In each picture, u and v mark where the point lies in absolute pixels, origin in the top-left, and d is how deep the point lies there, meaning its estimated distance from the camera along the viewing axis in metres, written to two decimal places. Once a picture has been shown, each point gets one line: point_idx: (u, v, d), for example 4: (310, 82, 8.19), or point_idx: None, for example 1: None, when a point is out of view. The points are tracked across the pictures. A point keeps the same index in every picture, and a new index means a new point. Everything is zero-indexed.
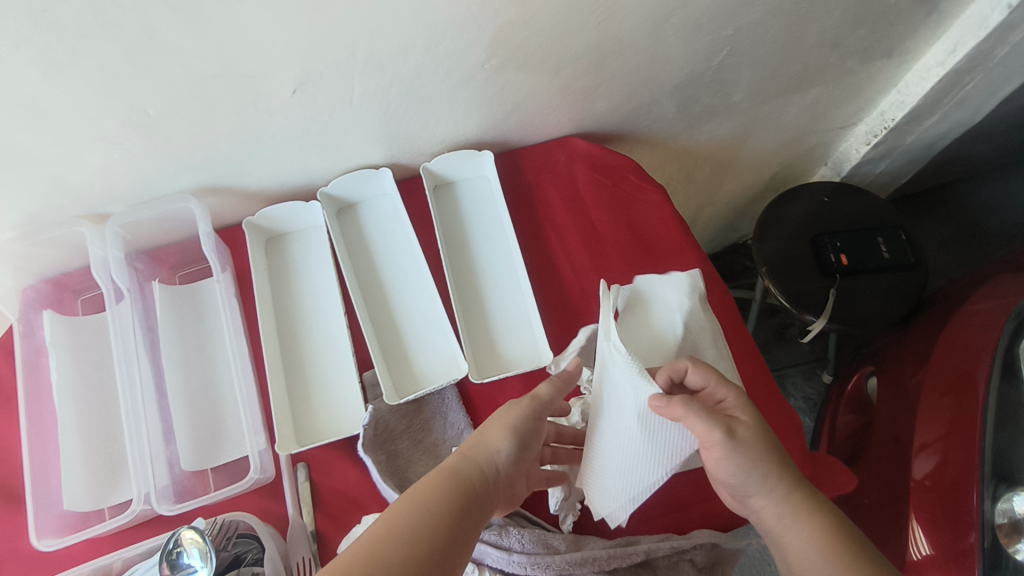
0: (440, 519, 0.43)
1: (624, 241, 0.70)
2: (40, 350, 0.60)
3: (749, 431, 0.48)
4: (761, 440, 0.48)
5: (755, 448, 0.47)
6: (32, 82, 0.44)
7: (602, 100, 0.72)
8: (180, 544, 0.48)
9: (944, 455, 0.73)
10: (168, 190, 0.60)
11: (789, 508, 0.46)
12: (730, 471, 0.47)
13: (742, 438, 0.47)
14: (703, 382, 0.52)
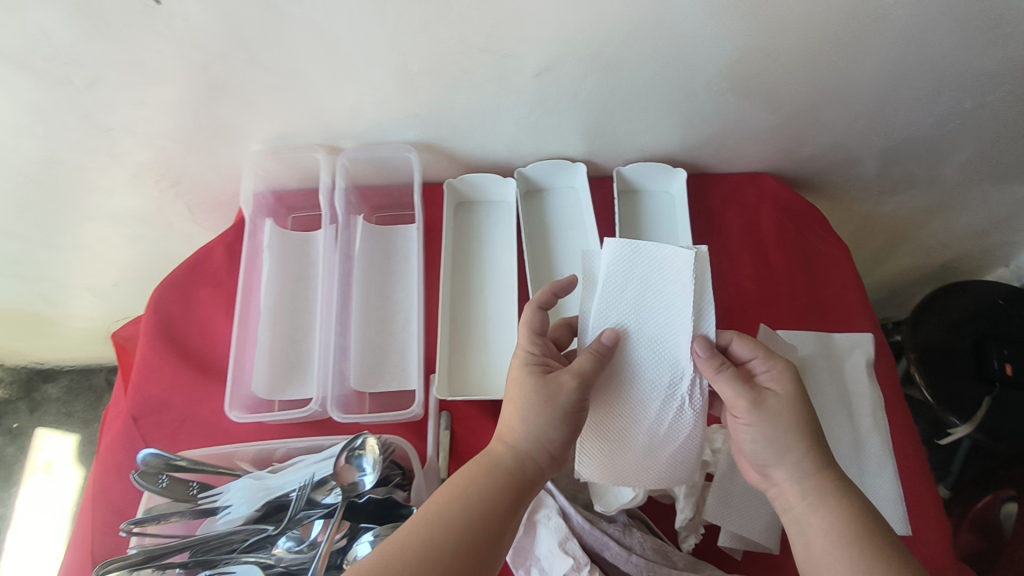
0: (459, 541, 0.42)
1: (797, 287, 0.69)
2: (258, 251, 0.69)
3: (778, 404, 0.48)
4: (786, 419, 0.47)
5: (778, 422, 0.47)
6: (339, 24, 0.50)
7: (807, 144, 0.71)
8: (363, 446, 0.54)
9: None
10: (396, 140, 0.67)
11: (807, 491, 0.46)
12: (753, 440, 0.49)
13: (757, 410, 0.48)
14: (750, 355, 0.50)
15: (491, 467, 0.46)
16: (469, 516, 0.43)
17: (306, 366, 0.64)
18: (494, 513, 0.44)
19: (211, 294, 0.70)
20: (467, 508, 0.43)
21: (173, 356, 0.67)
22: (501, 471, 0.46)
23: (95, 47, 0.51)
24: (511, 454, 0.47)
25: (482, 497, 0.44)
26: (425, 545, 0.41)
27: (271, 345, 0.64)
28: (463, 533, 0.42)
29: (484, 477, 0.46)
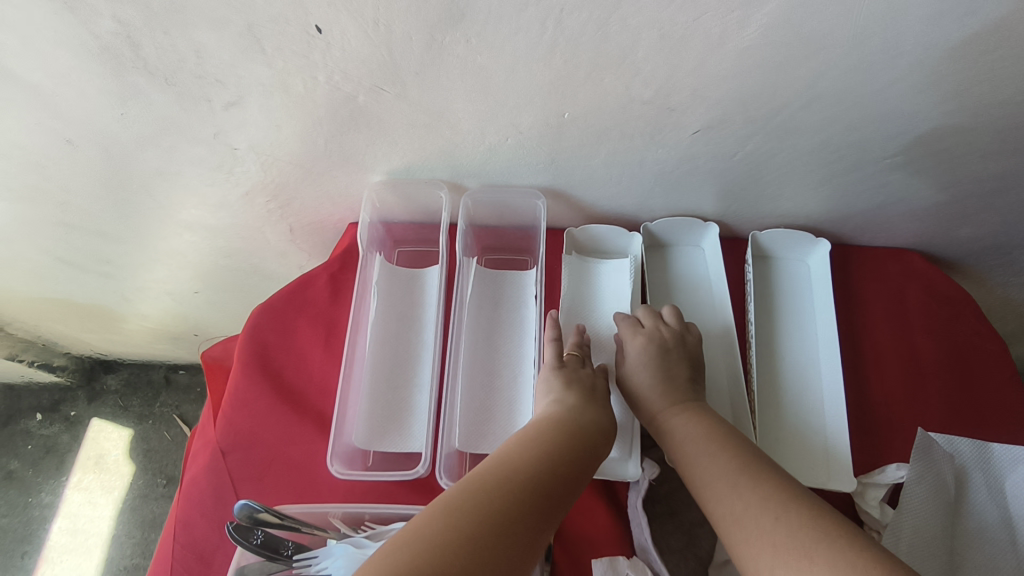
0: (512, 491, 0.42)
1: (951, 384, 0.62)
2: (366, 285, 0.65)
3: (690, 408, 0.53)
4: (688, 418, 0.52)
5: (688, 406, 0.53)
6: (504, 65, 0.47)
7: (967, 226, 0.65)
8: None
9: None
10: (524, 184, 0.63)
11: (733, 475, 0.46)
12: (670, 432, 0.52)
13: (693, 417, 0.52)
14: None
15: (537, 441, 0.47)
16: (523, 479, 0.43)
17: (406, 418, 0.60)
18: (547, 482, 0.44)
19: (310, 326, 0.67)
20: (518, 474, 0.43)
21: (268, 388, 0.63)
22: (550, 447, 0.47)
23: (244, 68, 0.49)
24: (556, 433, 0.48)
25: (532, 467, 0.44)
26: (477, 511, 0.39)
27: (371, 391, 0.60)
28: (518, 498, 0.41)
29: (533, 449, 0.46)
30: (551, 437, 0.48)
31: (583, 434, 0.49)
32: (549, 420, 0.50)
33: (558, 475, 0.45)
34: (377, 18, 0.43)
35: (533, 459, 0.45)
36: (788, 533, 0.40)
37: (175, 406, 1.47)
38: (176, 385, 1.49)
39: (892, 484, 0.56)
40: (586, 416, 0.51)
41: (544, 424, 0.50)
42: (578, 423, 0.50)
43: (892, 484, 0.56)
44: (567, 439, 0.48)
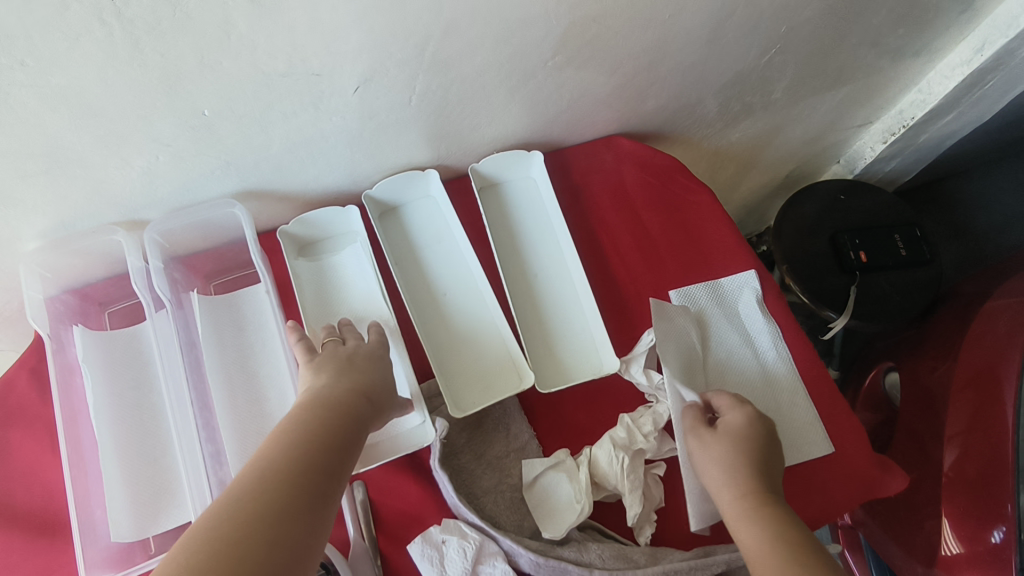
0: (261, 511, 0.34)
1: (676, 244, 0.69)
2: (72, 368, 0.56)
3: (710, 445, 0.51)
4: (718, 452, 0.50)
5: (721, 450, 0.50)
6: (90, 80, 0.40)
7: (651, 98, 0.70)
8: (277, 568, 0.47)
9: (964, 447, 0.71)
10: (212, 196, 0.56)
11: (741, 514, 0.46)
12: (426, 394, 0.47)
13: (726, 472, 0.49)
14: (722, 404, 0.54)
15: (292, 433, 0.40)
16: (279, 486, 0.36)
17: (175, 486, 0.54)
18: (312, 477, 0.38)
19: (29, 435, 0.56)
20: (274, 483, 0.36)
21: (1, 524, 0.53)
22: (310, 437, 0.40)
23: None
24: (317, 418, 0.42)
25: (292, 473, 0.37)
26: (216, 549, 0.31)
27: (122, 478, 0.53)
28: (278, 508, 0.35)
29: (293, 453, 0.39)
30: (313, 423, 0.41)
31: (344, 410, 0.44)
32: (307, 406, 0.43)
33: (324, 464, 0.39)
34: None
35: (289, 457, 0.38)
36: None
37: None
38: None
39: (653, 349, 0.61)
40: (343, 390, 0.45)
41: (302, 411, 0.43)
42: (338, 402, 0.44)
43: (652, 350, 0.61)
44: (330, 417, 0.43)
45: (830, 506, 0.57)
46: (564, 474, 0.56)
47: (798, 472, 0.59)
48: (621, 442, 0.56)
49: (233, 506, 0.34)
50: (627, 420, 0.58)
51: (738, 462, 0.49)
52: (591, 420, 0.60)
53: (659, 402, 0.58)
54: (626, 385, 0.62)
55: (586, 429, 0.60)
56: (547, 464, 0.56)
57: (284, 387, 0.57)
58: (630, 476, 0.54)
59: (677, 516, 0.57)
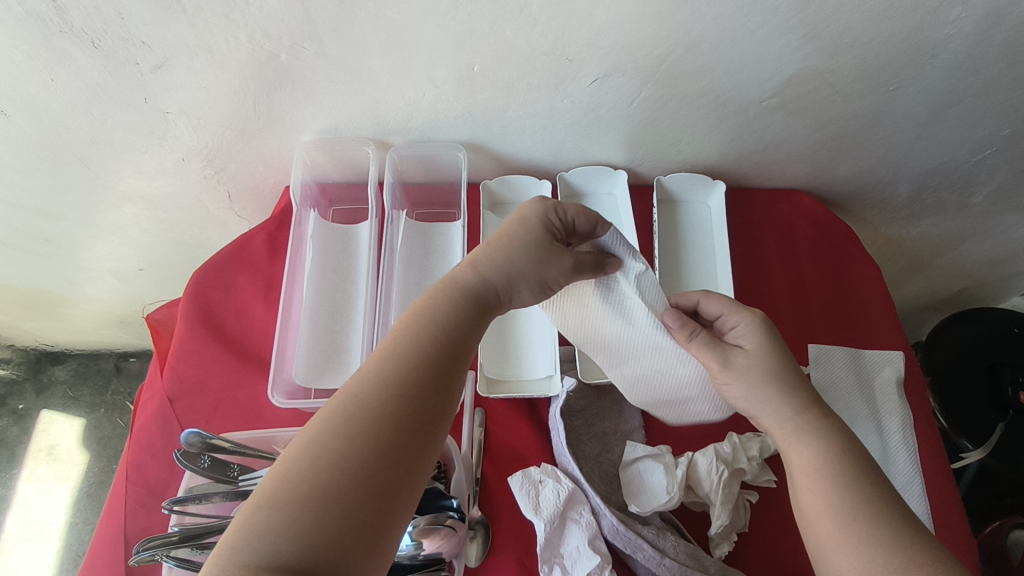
0: (360, 444, 0.36)
1: (828, 303, 0.71)
2: (302, 240, 0.69)
3: (747, 360, 0.49)
4: (807, 455, 0.45)
5: (749, 377, 0.48)
6: (412, 21, 0.52)
7: (845, 165, 0.73)
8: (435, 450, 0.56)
9: None
10: (447, 138, 0.68)
11: (819, 469, 0.44)
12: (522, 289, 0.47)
13: (797, 425, 0.47)
14: (719, 310, 0.52)
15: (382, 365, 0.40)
16: (372, 418, 0.37)
17: (343, 358, 0.65)
18: (400, 411, 0.38)
19: (252, 281, 0.71)
20: (365, 410, 0.38)
21: (213, 339, 0.67)
22: (404, 371, 0.40)
23: (169, 29, 0.53)
24: (421, 347, 0.42)
25: (388, 408, 0.38)
26: (318, 479, 0.35)
27: (310, 336, 0.65)
28: (367, 443, 0.36)
29: (388, 382, 0.39)
30: (412, 351, 0.41)
31: (471, 309, 0.45)
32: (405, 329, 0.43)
33: (414, 395, 0.39)
34: None
35: (382, 393, 0.39)
36: (853, 498, 0.42)
37: (127, 393, 1.47)
38: (126, 373, 1.48)
39: None
40: (459, 307, 0.44)
41: (405, 336, 0.42)
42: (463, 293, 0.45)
43: None
44: (430, 346, 0.42)
45: None
46: (662, 465, 0.58)
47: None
48: (723, 457, 0.58)
49: (339, 416, 0.37)
50: (736, 439, 0.60)
51: (820, 429, 0.46)
52: (700, 430, 0.63)
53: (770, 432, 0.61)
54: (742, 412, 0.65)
55: (692, 436, 0.63)
56: (648, 451, 0.59)
57: None
58: (724, 489, 0.57)
59: (756, 548, 0.58)
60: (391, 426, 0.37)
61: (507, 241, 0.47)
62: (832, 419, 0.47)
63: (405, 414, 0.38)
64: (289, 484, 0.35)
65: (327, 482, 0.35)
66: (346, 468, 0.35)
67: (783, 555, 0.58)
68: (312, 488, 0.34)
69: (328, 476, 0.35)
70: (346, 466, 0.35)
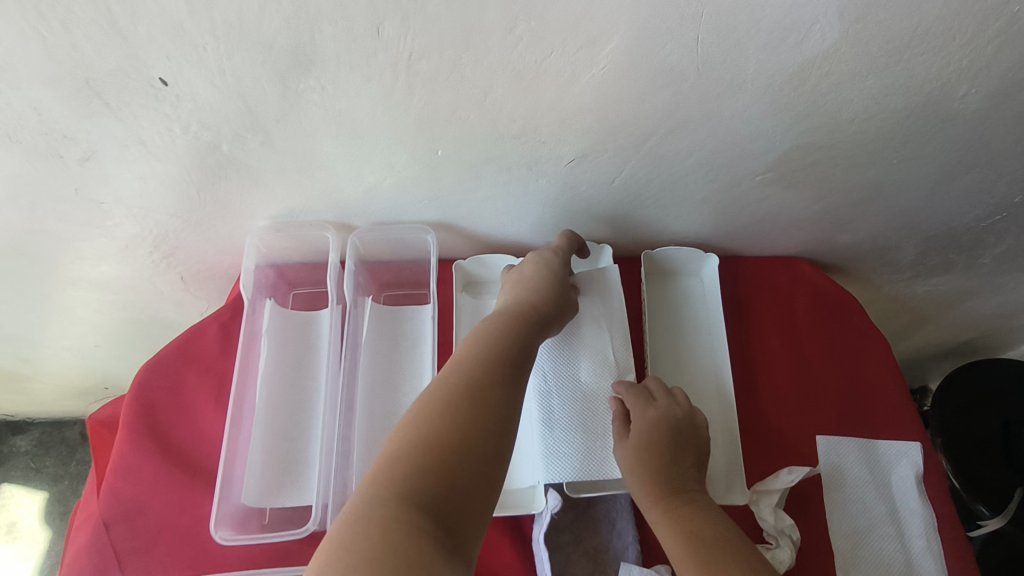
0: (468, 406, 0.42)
1: (836, 386, 0.65)
2: (255, 336, 0.63)
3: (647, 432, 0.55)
4: (677, 533, 0.49)
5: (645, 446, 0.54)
6: (364, 109, 0.47)
7: (845, 233, 0.68)
8: None
9: None
10: (413, 220, 0.62)
11: (692, 546, 0.47)
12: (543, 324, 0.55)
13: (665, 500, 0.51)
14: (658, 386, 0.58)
15: (467, 356, 0.46)
16: (473, 385, 0.43)
17: (303, 469, 0.58)
18: (495, 380, 0.44)
19: (202, 379, 0.64)
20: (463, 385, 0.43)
21: (156, 450, 0.60)
22: (490, 353, 0.46)
23: (92, 124, 0.47)
24: (496, 341, 0.48)
25: (485, 376, 0.44)
26: (443, 432, 0.39)
27: (266, 445, 0.58)
28: (475, 409, 0.41)
29: (477, 361, 0.45)
30: (490, 344, 0.47)
31: (531, 325, 0.51)
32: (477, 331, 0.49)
33: (503, 373, 0.45)
34: (222, 67, 0.42)
35: (476, 379, 0.44)
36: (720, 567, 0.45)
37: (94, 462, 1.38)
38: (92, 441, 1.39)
39: (786, 488, 0.58)
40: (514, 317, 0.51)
41: (479, 336, 0.48)
42: (522, 311, 0.52)
43: (784, 489, 0.57)
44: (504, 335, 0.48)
45: None
46: None
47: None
48: None
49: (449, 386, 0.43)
50: None
51: (684, 508, 0.50)
52: None
53: (779, 547, 0.54)
54: (748, 518, 0.58)
55: None
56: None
57: None
58: None
59: None
60: (488, 393, 0.43)
61: (538, 281, 0.56)
62: (696, 496, 0.52)
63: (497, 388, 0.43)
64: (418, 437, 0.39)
65: (451, 430, 0.40)
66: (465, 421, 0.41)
67: None
68: (437, 437, 0.39)
69: (452, 428, 0.40)
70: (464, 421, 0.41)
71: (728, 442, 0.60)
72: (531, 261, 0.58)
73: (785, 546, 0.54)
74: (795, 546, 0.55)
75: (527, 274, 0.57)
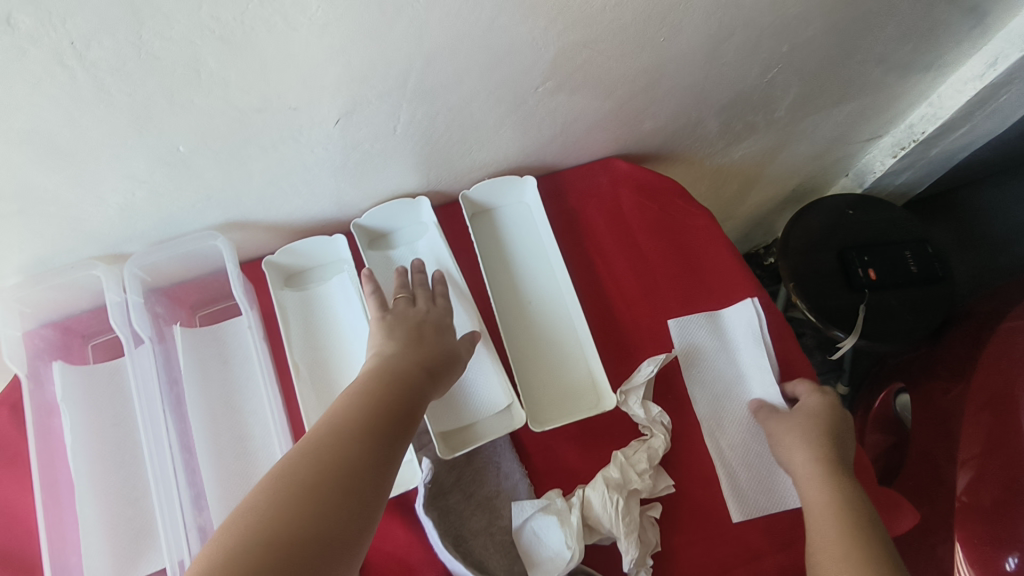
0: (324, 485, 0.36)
1: (674, 270, 0.66)
2: (51, 409, 0.54)
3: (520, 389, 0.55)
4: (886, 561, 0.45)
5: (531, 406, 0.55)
6: (57, 122, 0.39)
7: (647, 121, 0.68)
8: None
9: (982, 475, 0.64)
10: (193, 228, 0.55)
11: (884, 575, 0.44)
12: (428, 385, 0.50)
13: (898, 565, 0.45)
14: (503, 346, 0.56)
15: (341, 427, 0.41)
16: (339, 463, 0.38)
17: (154, 528, 0.52)
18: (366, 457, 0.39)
19: (8, 473, 0.55)
20: (330, 462, 0.38)
21: None
22: (363, 423, 0.41)
23: None
24: (369, 406, 0.42)
25: (349, 453, 0.39)
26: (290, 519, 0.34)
27: (100, 519, 0.51)
28: (335, 489, 0.36)
29: (346, 433, 0.40)
30: (364, 412, 0.42)
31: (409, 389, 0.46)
32: (351, 401, 0.44)
33: (375, 447, 0.40)
34: None
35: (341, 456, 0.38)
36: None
37: None
38: None
39: (650, 378, 0.59)
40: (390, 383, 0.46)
41: (349, 404, 0.43)
42: (402, 371, 0.47)
43: (648, 380, 0.59)
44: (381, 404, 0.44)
45: None
46: (556, 516, 0.53)
47: (789, 498, 0.56)
48: (614, 482, 0.54)
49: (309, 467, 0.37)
50: (621, 458, 0.55)
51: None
52: (585, 456, 0.58)
53: (654, 436, 0.57)
54: (621, 416, 0.59)
55: (581, 465, 0.57)
56: (537, 506, 0.53)
57: (274, 424, 0.55)
58: (624, 518, 0.52)
59: (678, 559, 0.54)
60: (351, 472, 0.38)
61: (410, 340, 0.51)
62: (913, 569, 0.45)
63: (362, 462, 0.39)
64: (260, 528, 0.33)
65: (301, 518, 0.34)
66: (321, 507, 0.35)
67: (703, 557, 0.54)
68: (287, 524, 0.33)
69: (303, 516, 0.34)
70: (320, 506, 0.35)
71: (586, 355, 0.61)
72: (425, 314, 0.55)
73: (659, 433, 0.57)
74: (667, 432, 0.58)
75: (417, 326, 0.53)
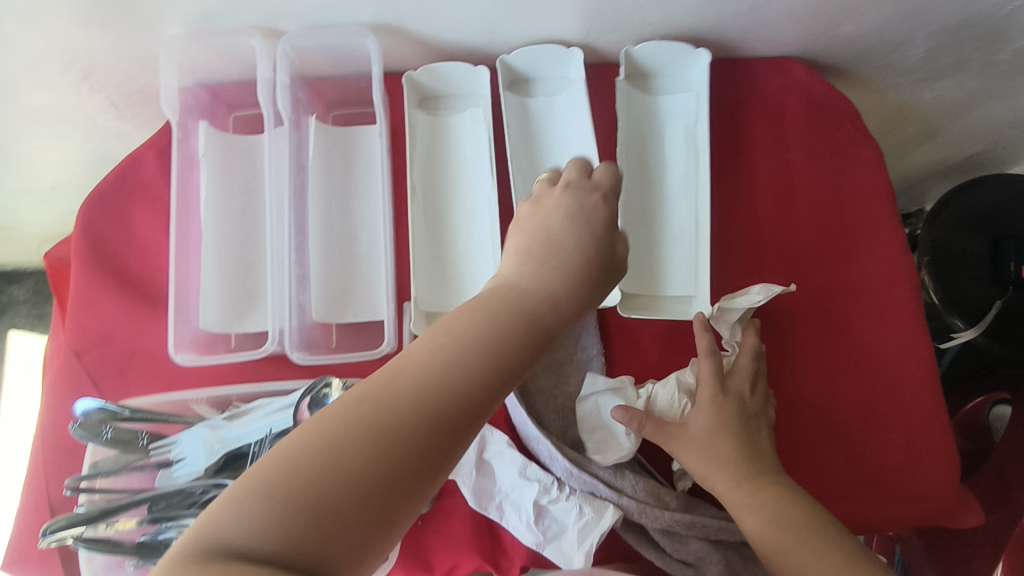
0: (426, 374, 0.31)
1: (820, 199, 0.61)
2: (192, 160, 0.58)
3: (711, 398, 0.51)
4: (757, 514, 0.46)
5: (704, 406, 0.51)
6: None
7: (847, 24, 0.59)
8: (327, 385, 0.49)
9: None
10: (349, 21, 0.54)
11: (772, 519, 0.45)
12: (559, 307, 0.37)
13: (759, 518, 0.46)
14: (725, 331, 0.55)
15: (433, 352, 0.32)
16: (444, 364, 0.32)
17: (261, 296, 0.57)
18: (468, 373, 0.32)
19: (148, 210, 0.61)
20: (394, 409, 0.30)
21: (113, 282, 0.59)
22: (448, 359, 0.32)
23: None
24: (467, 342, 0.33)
25: (438, 378, 0.31)
26: (386, 405, 0.30)
27: (220, 271, 0.56)
28: (430, 382, 0.31)
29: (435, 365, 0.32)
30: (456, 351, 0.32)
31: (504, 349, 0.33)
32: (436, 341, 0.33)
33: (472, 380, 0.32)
34: None
35: (439, 361, 0.32)
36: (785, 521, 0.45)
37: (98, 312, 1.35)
38: None
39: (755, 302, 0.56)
40: (483, 337, 0.33)
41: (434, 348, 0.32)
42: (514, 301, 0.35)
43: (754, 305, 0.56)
44: (466, 359, 0.32)
45: (882, 523, 0.53)
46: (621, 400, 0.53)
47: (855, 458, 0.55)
48: (686, 386, 0.53)
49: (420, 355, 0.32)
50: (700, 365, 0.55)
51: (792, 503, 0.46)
52: (665, 355, 0.57)
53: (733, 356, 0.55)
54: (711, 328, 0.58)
55: (658, 363, 0.57)
56: (609, 385, 0.54)
57: (384, 234, 0.57)
58: None
59: None
60: (458, 379, 0.32)
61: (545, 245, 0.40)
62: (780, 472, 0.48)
63: (472, 368, 0.32)
64: (360, 401, 0.30)
65: (397, 406, 0.30)
66: (418, 402, 0.30)
67: None
68: (380, 409, 0.30)
69: (397, 405, 0.30)
70: (415, 401, 0.30)
71: (700, 255, 0.58)
72: (554, 212, 0.43)
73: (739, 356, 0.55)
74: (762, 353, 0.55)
75: (541, 227, 0.42)
